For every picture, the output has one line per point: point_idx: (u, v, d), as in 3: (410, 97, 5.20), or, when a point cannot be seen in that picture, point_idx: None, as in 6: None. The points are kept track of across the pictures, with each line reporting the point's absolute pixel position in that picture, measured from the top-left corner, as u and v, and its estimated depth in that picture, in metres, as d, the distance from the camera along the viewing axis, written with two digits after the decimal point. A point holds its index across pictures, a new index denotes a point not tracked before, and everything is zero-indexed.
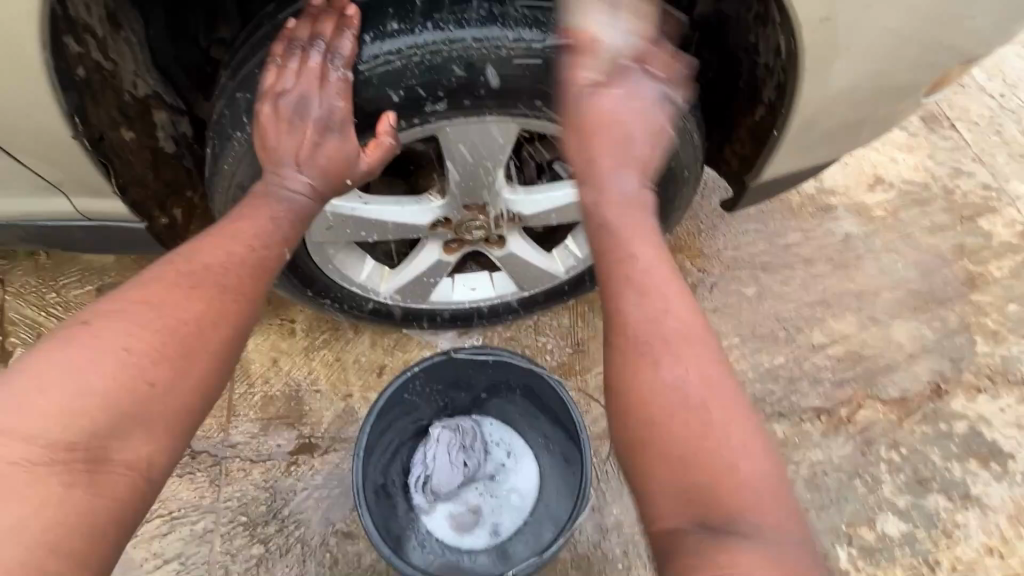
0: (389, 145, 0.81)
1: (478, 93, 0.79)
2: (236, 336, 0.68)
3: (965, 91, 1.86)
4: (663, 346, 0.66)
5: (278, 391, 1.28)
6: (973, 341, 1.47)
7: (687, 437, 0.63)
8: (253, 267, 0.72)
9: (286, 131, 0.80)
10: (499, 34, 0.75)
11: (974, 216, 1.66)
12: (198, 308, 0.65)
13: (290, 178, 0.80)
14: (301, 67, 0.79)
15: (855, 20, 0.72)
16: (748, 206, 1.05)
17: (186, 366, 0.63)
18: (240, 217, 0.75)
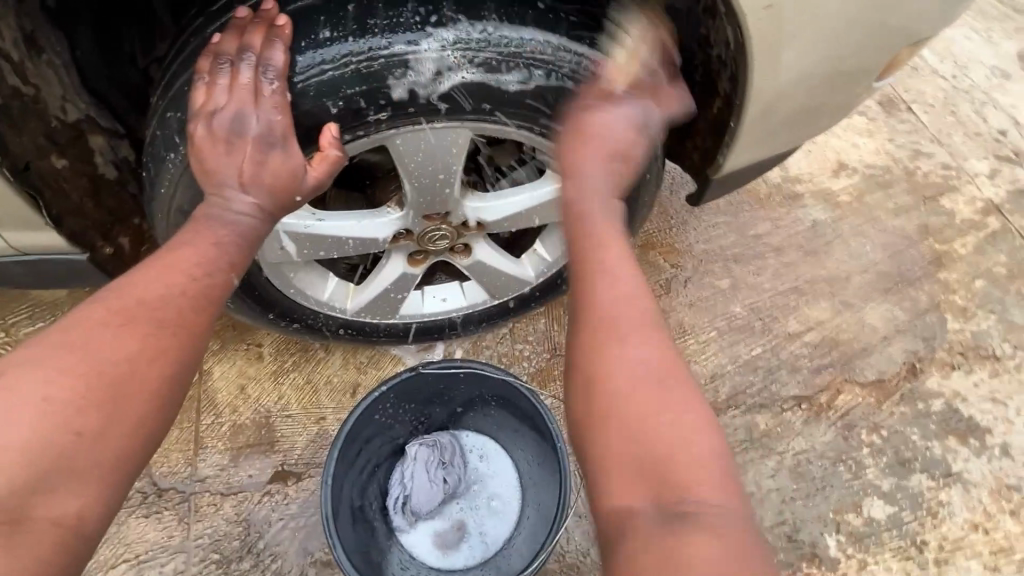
0: (335, 157, 0.78)
1: (423, 102, 0.77)
2: (178, 371, 0.65)
3: (918, 75, 1.90)
4: (620, 328, 0.67)
5: (247, 419, 1.23)
6: (944, 319, 1.49)
7: (648, 414, 0.62)
8: (196, 297, 0.69)
9: (227, 152, 0.77)
10: (436, 38, 0.75)
11: (936, 196, 1.69)
12: (132, 345, 0.62)
13: (233, 199, 0.77)
14: (232, 83, 0.76)
15: (798, 7, 0.72)
16: (713, 199, 1.05)
17: (121, 408, 0.60)
18: (183, 244, 0.73)
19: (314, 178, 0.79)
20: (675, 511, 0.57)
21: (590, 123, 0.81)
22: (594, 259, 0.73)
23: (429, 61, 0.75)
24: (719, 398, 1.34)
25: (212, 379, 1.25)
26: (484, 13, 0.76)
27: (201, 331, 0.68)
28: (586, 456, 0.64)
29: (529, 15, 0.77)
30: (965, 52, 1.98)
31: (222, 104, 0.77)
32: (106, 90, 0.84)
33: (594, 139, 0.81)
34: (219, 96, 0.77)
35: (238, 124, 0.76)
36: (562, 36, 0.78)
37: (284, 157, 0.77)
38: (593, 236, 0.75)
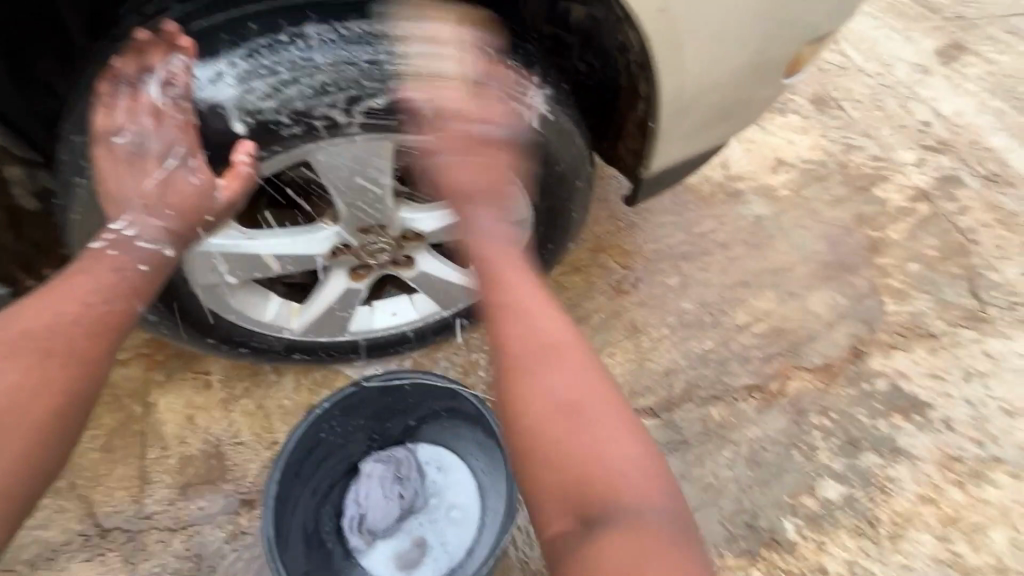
0: (246, 174, 0.80)
1: (333, 117, 0.78)
2: (68, 396, 0.69)
3: (845, 74, 2.01)
4: (535, 358, 0.73)
5: (196, 450, 1.19)
6: (882, 303, 1.56)
7: (573, 442, 0.68)
8: (87, 325, 0.72)
9: (132, 176, 0.84)
10: (341, 54, 0.76)
11: (868, 186, 1.77)
12: (19, 376, 0.67)
13: (138, 220, 0.82)
14: (132, 105, 0.82)
15: (690, 10, 0.76)
16: (647, 198, 1.07)
17: (6, 436, 0.64)
18: (77, 276, 0.76)
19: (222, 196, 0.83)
20: (606, 527, 0.64)
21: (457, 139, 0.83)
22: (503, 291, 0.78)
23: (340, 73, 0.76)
24: (673, 393, 1.37)
25: (158, 411, 1.22)
26: (392, 25, 0.78)
27: (94, 358, 0.72)
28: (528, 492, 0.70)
29: (436, 25, 0.80)
30: (888, 51, 2.11)
31: (122, 124, 0.82)
32: (20, 118, 0.81)
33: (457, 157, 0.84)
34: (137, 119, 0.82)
35: (140, 147, 0.83)
36: (470, 43, 0.81)
37: (185, 175, 0.83)
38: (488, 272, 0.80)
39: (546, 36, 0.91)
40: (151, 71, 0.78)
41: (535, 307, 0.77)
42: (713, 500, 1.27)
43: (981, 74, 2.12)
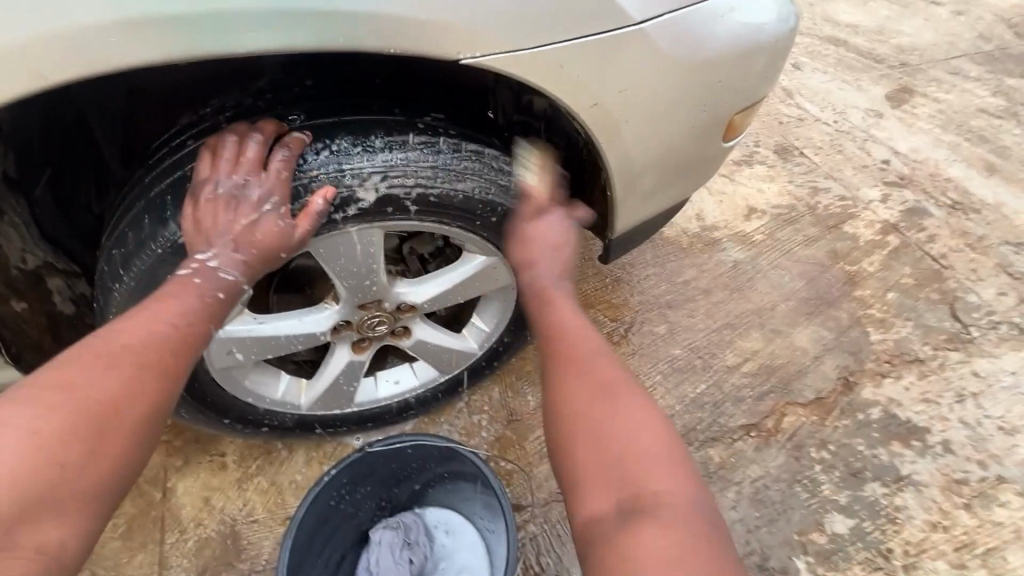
0: (320, 208, 0.81)
1: (328, 218, 0.84)
2: (160, 408, 0.69)
3: (804, 124, 2.18)
4: (574, 356, 0.80)
5: (212, 532, 1.23)
6: (867, 333, 1.61)
7: (609, 429, 0.72)
8: (180, 344, 0.73)
9: (226, 217, 0.80)
10: (325, 158, 0.81)
11: (839, 224, 1.88)
12: (125, 385, 0.66)
13: (226, 264, 0.80)
14: (236, 159, 0.79)
15: (620, 103, 0.87)
16: (619, 254, 1.19)
17: (110, 444, 0.63)
18: (164, 298, 0.76)
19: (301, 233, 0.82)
20: (636, 511, 0.65)
21: (533, 242, 0.93)
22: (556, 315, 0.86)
23: (327, 180, 0.81)
24: None
25: (176, 496, 1.27)
26: (371, 133, 0.82)
27: (184, 374, 0.73)
28: (567, 475, 0.72)
29: (412, 131, 0.84)
30: (841, 100, 2.29)
31: (228, 173, 0.79)
32: (63, 237, 0.96)
33: (547, 236, 0.93)
34: (240, 171, 0.79)
35: (239, 193, 0.80)
36: (444, 143, 0.86)
37: (275, 220, 0.80)
38: (543, 302, 0.89)
39: (515, 123, 0.97)
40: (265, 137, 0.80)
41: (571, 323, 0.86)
42: None
43: (931, 113, 2.28)
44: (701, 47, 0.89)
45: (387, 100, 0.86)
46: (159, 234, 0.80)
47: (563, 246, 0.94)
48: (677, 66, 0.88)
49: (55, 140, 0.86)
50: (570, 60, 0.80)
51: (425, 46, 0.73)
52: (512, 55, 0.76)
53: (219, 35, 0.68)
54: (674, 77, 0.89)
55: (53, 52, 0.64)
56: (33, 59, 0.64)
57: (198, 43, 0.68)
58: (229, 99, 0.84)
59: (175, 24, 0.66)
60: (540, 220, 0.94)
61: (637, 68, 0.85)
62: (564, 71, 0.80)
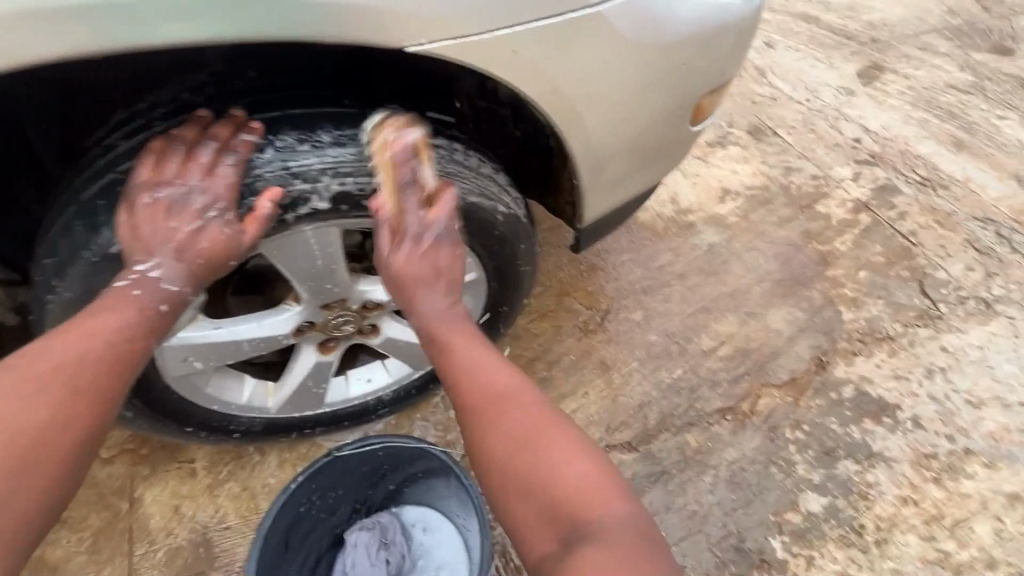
0: (267, 214, 0.77)
1: (278, 220, 0.79)
2: (91, 436, 0.66)
3: (776, 103, 2.17)
4: (491, 399, 0.78)
5: (184, 541, 1.20)
6: (839, 312, 1.63)
7: (529, 467, 0.72)
8: (116, 363, 0.70)
9: (169, 223, 0.76)
10: (271, 155, 0.77)
11: (812, 204, 1.88)
12: (50, 414, 0.63)
13: (168, 273, 0.76)
14: (185, 163, 0.75)
15: (581, 89, 0.84)
16: (590, 243, 1.16)
17: (38, 475, 0.61)
18: (99, 312, 0.72)
19: (250, 239, 0.78)
20: (573, 540, 0.66)
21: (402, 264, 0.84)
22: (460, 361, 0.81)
23: (275, 179, 0.77)
24: (649, 424, 1.40)
25: (145, 505, 1.23)
26: (319, 129, 0.78)
27: (118, 398, 0.70)
28: (506, 517, 0.73)
29: (364, 125, 0.80)
30: (813, 78, 2.28)
31: (173, 177, 0.75)
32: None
33: (415, 259, 0.84)
34: (186, 175, 0.75)
35: (183, 198, 0.75)
36: (398, 137, 0.82)
37: (221, 226, 0.76)
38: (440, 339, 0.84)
39: (482, 108, 0.93)
40: (212, 139, 0.75)
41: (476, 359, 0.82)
42: (699, 528, 1.29)
43: (901, 90, 2.29)
44: (664, 29, 0.86)
45: (336, 91, 0.82)
46: (94, 241, 0.75)
47: (439, 270, 0.85)
48: (638, 49, 0.85)
49: None
50: (525, 46, 0.76)
51: (365, 36, 0.68)
52: (461, 42, 0.72)
53: (130, 29, 0.62)
54: (636, 61, 0.86)
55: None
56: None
57: (106, 38, 0.62)
58: (163, 94, 0.78)
59: (77, 18, 0.60)
60: (405, 239, 0.83)
61: (597, 52, 0.82)
62: (519, 57, 0.77)
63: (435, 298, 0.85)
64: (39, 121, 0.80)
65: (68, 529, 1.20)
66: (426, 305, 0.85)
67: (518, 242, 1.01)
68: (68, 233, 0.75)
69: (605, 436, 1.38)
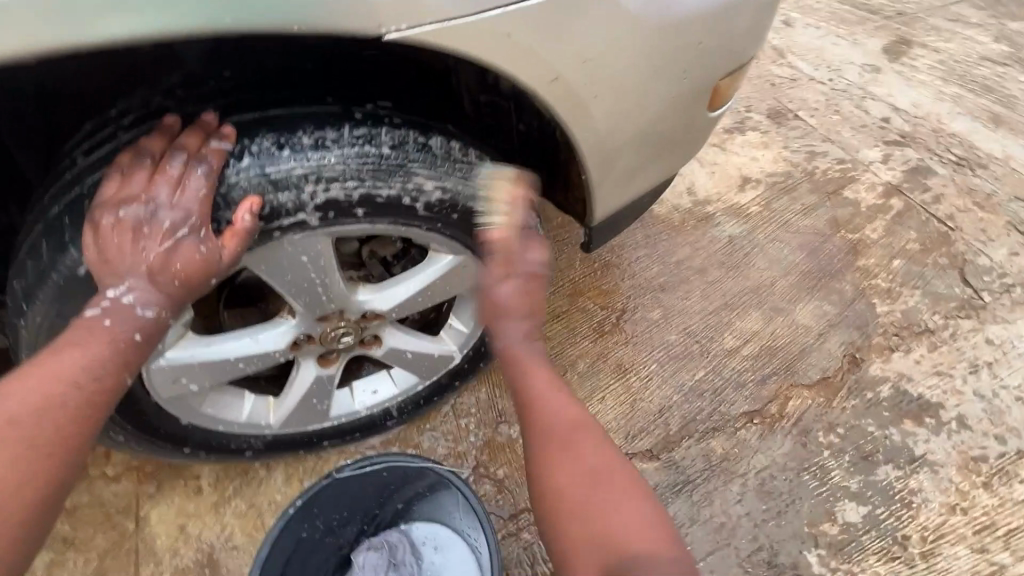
0: (246, 228, 0.71)
1: (260, 232, 0.74)
2: (51, 494, 0.60)
3: (797, 84, 2.05)
4: (556, 426, 0.75)
5: (190, 561, 1.17)
6: (872, 305, 1.52)
7: (595, 516, 0.66)
8: (82, 406, 0.65)
9: (138, 244, 0.70)
10: (248, 164, 0.71)
11: (839, 190, 1.77)
12: (4, 475, 0.58)
13: (142, 298, 0.71)
14: (153, 178, 0.70)
15: (585, 75, 0.76)
16: (603, 242, 1.09)
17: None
18: (64, 348, 0.67)
19: (229, 255, 0.72)
20: None
21: (500, 301, 0.82)
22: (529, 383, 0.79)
23: (252, 188, 0.72)
24: (671, 431, 1.32)
25: (151, 525, 1.20)
26: (299, 129, 0.73)
27: (83, 447, 0.64)
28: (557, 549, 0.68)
29: (348, 123, 0.75)
30: (835, 56, 2.15)
31: (139, 193, 0.70)
32: None
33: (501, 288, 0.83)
34: (155, 189, 0.70)
35: (151, 215, 0.70)
36: (384, 135, 0.77)
37: (194, 244, 0.70)
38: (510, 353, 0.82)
39: (484, 106, 0.86)
40: (181, 150, 0.70)
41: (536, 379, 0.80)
42: (728, 541, 1.21)
43: (931, 64, 2.15)
44: (676, 4, 0.78)
45: (319, 89, 0.77)
46: (60, 261, 0.70)
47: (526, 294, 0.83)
48: (648, 27, 0.77)
49: None
50: (521, 27, 0.69)
51: (342, 22, 0.61)
52: (450, 25, 0.65)
53: (68, 21, 0.54)
54: (645, 41, 0.78)
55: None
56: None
57: (43, 36, 0.54)
58: (133, 99, 0.73)
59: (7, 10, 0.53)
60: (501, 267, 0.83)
61: (602, 33, 0.74)
62: (514, 40, 0.69)
63: (518, 326, 0.83)
64: (15, 135, 0.75)
65: (74, 551, 1.16)
66: (510, 331, 0.83)
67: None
68: (36, 253, 0.71)
69: (624, 444, 1.31)
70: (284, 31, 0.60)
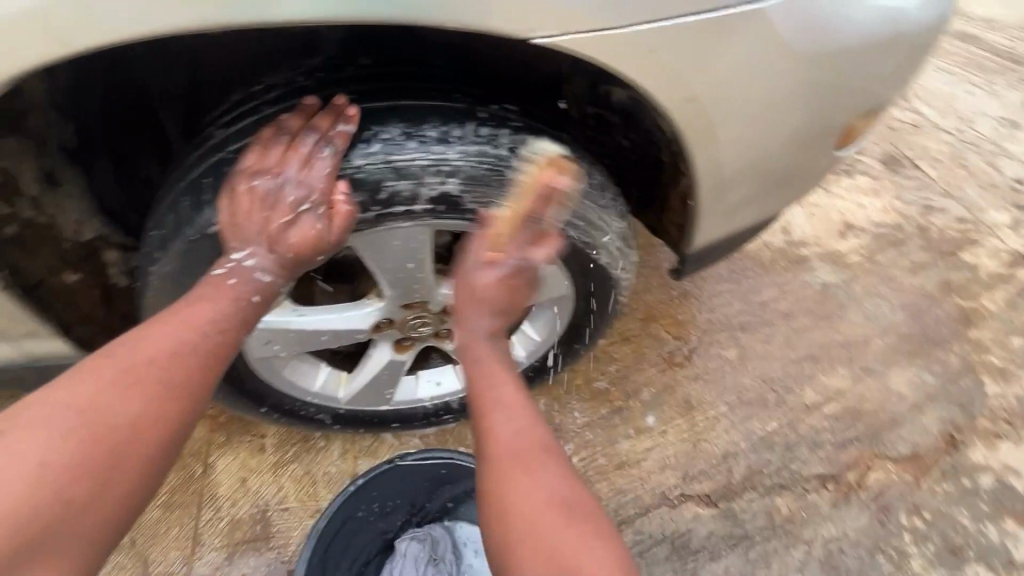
0: (344, 213, 0.75)
1: (374, 214, 0.77)
2: (178, 432, 0.65)
3: (919, 131, 1.89)
4: (523, 455, 0.68)
5: (246, 513, 1.23)
6: (981, 384, 1.39)
7: (561, 539, 0.62)
8: (206, 356, 0.69)
9: (263, 213, 0.76)
10: (375, 150, 0.74)
11: (955, 251, 1.61)
12: (138, 414, 0.62)
13: (260, 261, 0.78)
14: (285, 153, 0.75)
15: (719, 98, 0.73)
16: (695, 271, 1.04)
17: (134, 464, 0.61)
18: (195, 301, 0.73)
19: (336, 236, 0.76)
20: None
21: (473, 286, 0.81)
22: (496, 393, 0.74)
23: (375, 174, 0.74)
24: (733, 480, 1.25)
25: (216, 472, 1.27)
26: (426, 122, 0.75)
27: (206, 393, 0.69)
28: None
29: (472, 121, 0.76)
30: (967, 105, 1.97)
31: (272, 167, 0.76)
32: (123, 211, 0.91)
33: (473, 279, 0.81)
34: (286, 166, 0.75)
35: (279, 189, 0.76)
36: (505, 137, 0.77)
37: (312, 220, 0.75)
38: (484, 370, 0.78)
39: (589, 116, 0.88)
40: (311, 130, 0.74)
41: (509, 402, 0.74)
42: None
43: None
44: (829, 35, 0.74)
45: (448, 86, 0.78)
46: (196, 219, 0.76)
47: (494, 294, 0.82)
48: (794, 54, 0.73)
49: (118, 118, 0.82)
50: (665, 44, 0.67)
51: (495, 21, 0.62)
52: (596, 35, 0.64)
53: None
54: (788, 70, 0.74)
55: (64, 10, 0.57)
56: (48, 23, 0.57)
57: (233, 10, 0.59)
58: (279, 77, 0.78)
59: None
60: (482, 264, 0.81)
61: (746, 58, 0.71)
62: (656, 57, 0.68)
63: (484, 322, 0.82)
64: (166, 98, 0.82)
65: None
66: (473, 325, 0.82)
67: (606, 266, 0.93)
68: (175, 207, 0.77)
69: (681, 483, 1.24)
70: (439, 25, 0.62)
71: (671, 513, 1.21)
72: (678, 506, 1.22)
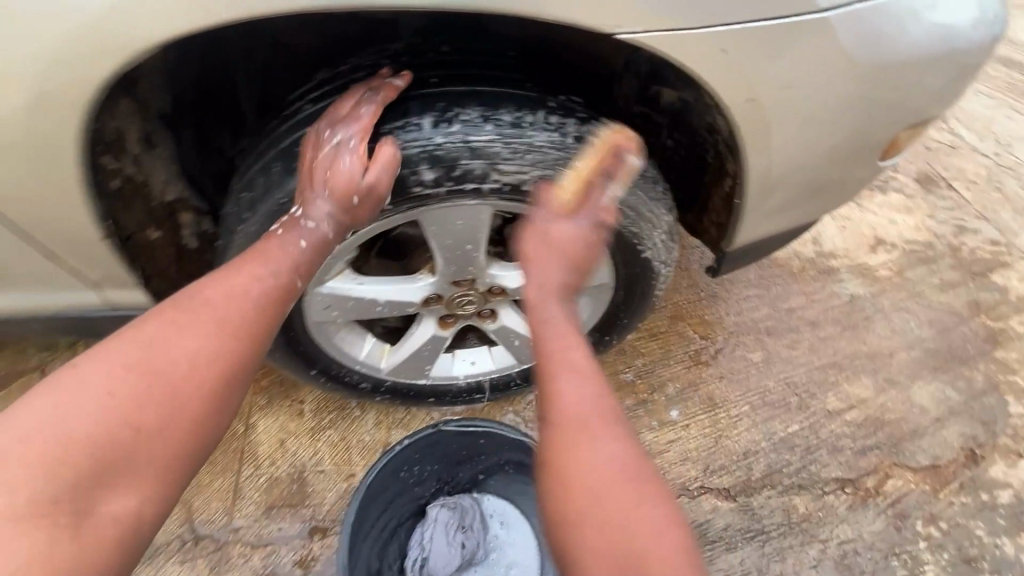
0: (379, 155, 0.78)
1: (447, 190, 0.83)
2: (237, 374, 0.68)
3: (956, 153, 1.90)
4: (591, 425, 0.64)
5: (284, 473, 1.30)
6: (1004, 403, 1.40)
7: (626, 516, 0.60)
8: (261, 305, 0.73)
9: (314, 161, 0.82)
10: (455, 129, 0.79)
11: (986, 272, 1.63)
12: (199, 353, 0.66)
13: (309, 209, 0.82)
14: (340, 107, 0.82)
15: (778, 101, 0.77)
16: (730, 269, 1.08)
17: (193, 402, 0.64)
18: (253, 256, 0.77)
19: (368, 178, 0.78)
20: None
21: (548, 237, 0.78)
22: (564, 355, 0.68)
23: (451, 152, 0.80)
24: (752, 476, 1.28)
25: (257, 433, 1.34)
26: (502, 108, 0.81)
27: (263, 338, 0.72)
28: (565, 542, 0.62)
29: (542, 110, 0.82)
30: (1006, 130, 1.97)
31: (328, 120, 0.83)
32: (201, 178, 0.97)
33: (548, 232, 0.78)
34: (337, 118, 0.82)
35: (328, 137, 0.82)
36: (572, 126, 0.83)
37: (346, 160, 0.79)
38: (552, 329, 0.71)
39: (636, 114, 0.93)
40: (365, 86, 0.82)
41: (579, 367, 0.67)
42: None
43: None
44: (886, 47, 0.77)
45: (520, 77, 0.84)
46: (286, 184, 0.85)
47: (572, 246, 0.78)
48: (853, 63, 0.77)
49: (204, 91, 0.88)
50: (734, 46, 0.72)
51: (583, 16, 0.67)
52: (670, 34, 0.70)
53: None
54: (846, 78, 0.78)
55: None
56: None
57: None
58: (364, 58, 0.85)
59: None
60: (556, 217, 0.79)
61: (808, 64, 0.75)
62: (725, 58, 0.72)
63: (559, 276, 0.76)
64: (250, 75, 0.88)
65: None
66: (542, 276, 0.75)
67: (648, 257, 0.98)
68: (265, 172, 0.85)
69: (701, 476, 1.28)
70: (530, 16, 0.67)
71: (691, 503, 1.25)
72: (697, 498, 1.26)
